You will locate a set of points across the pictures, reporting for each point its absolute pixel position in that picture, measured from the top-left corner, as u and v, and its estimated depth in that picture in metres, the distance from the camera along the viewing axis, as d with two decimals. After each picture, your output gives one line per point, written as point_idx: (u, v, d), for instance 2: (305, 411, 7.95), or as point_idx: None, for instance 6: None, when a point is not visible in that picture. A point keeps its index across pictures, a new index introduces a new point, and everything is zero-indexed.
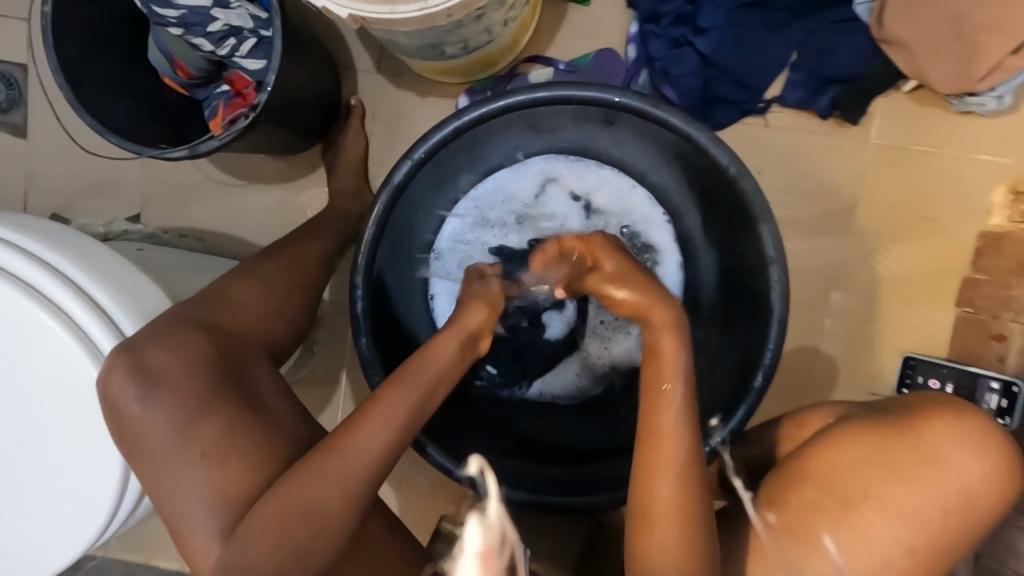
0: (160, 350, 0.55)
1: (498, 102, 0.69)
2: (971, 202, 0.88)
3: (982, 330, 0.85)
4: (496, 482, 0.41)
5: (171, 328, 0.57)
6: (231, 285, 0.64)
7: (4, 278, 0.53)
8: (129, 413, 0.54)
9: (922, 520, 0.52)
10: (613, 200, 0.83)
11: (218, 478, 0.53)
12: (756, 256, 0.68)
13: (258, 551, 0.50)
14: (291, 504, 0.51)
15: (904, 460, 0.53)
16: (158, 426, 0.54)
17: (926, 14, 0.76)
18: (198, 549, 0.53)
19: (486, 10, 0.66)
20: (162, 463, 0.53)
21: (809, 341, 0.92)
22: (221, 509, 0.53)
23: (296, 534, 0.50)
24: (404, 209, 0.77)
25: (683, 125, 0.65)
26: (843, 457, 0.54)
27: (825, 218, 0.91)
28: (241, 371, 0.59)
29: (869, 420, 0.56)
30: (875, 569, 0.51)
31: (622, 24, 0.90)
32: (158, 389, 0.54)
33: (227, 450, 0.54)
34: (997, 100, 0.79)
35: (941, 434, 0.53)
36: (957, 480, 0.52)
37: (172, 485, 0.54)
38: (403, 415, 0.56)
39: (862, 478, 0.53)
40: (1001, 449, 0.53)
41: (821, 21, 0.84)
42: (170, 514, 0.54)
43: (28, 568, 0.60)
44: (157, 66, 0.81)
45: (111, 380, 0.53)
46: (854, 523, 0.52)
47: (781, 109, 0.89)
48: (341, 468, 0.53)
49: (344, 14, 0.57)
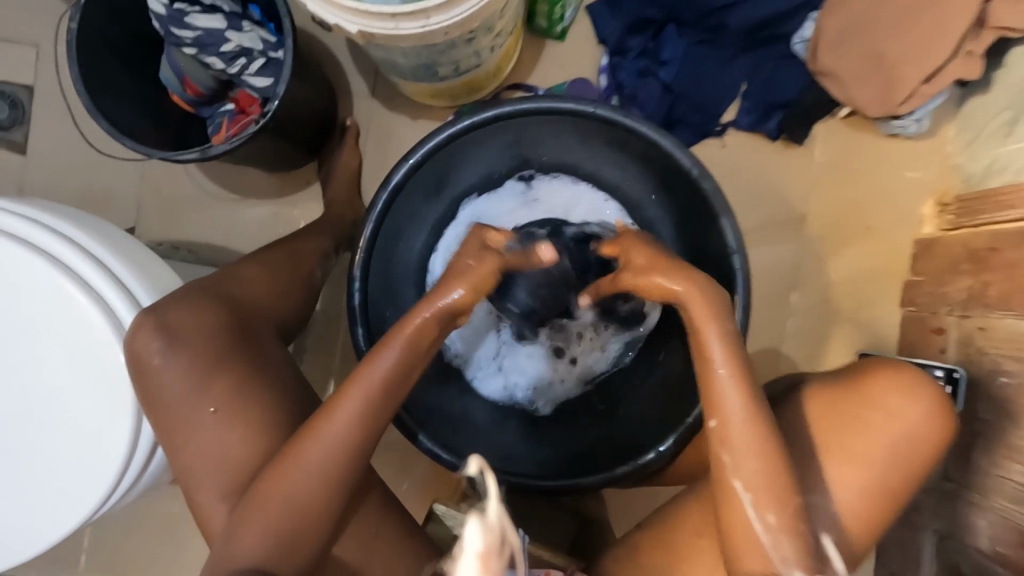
0: (182, 314, 0.61)
1: (487, 111, 0.77)
2: (904, 213, 1.00)
3: (925, 325, 0.94)
4: (496, 482, 0.40)
5: (186, 300, 0.62)
6: (239, 265, 0.70)
7: (35, 252, 0.60)
8: (153, 368, 0.59)
9: (873, 467, 0.59)
10: (589, 214, 0.89)
11: (230, 438, 0.59)
12: (720, 250, 0.76)
13: (269, 499, 0.56)
14: (298, 460, 0.56)
15: (849, 411, 0.61)
16: (175, 379, 0.59)
17: (852, 49, 0.88)
18: (207, 496, 0.59)
19: (476, 34, 0.75)
20: (179, 414, 0.59)
21: (774, 340, 1.00)
22: (231, 460, 0.59)
23: (303, 485, 0.56)
24: (399, 213, 0.82)
25: (650, 133, 0.74)
26: (806, 417, 0.63)
27: (781, 227, 1.01)
28: (242, 344, 0.62)
29: (821, 383, 0.65)
30: (835, 512, 0.59)
31: (594, 57, 1.01)
32: (178, 345, 0.59)
33: (238, 404, 0.60)
34: (916, 123, 0.92)
35: (879, 385, 0.61)
36: (898, 421, 0.59)
37: (188, 434, 0.59)
38: (384, 383, 0.58)
39: (821, 433, 0.61)
40: (936, 400, 0.60)
41: (766, 56, 0.97)
42: (184, 468, 0.60)
43: (27, 537, 0.62)
44: (168, 84, 0.88)
45: (137, 338, 0.59)
46: (817, 473, 0.60)
47: (736, 132, 1.00)
48: (334, 430, 0.56)
49: (354, 30, 0.64)
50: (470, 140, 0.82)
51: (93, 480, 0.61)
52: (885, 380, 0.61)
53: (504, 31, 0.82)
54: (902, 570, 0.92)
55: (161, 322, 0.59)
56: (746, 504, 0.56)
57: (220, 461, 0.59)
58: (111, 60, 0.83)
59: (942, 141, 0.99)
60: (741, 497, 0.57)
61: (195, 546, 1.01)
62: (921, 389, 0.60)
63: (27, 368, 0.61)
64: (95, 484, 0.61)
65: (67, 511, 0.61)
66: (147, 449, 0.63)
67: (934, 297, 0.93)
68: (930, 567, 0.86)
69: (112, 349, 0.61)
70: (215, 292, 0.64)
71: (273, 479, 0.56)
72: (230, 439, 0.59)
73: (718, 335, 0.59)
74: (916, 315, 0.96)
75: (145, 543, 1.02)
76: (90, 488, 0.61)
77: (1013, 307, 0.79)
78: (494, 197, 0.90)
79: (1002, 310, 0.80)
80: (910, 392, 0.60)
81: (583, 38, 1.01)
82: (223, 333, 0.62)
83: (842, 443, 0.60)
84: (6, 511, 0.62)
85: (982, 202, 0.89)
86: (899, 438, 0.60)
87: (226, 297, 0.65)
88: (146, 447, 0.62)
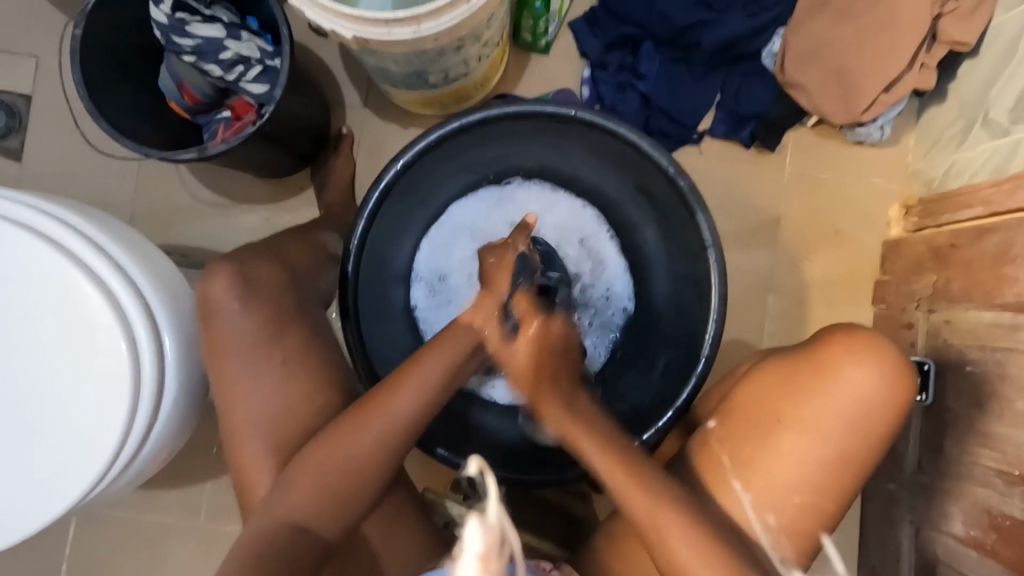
0: (259, 274, 0.69)
1: (473, 115, 0.81)
2: (871, 216, 1.05)
3: (895, 321, 0.98)
4: (495, 483, 0.40)
5: (264, 264, 0.70)
6: (284, 241, 0.77)
7: (38, 237, 0.63)
8: (226, 314, 0.66)
9: (829, 432, 0.63)
10: (568, 216, 0.91)
11: (287, 392, 0.66)
12: (697, 245, 0.81)
13: (307, 480, 0.61)
14: (333, 451, 0.62)
15: (808, 379, 0.64)
16: (244, 329, 0.66)
17: (816, 62, 0.95)
18: (254, 456, 0.65)
19: (464, 43, 0.79)
20: (242, 358, 0.66)
21: (752, 339, 1.04)
22: (287, 416, 0.65)
23: (334, 474, 0.61)
24: (391, 213, 0.86)
25: (628, 134, 0.80)
26: (763, 387, 0.66)
27: (756, 231, 1.05)
28: (300, 314, 0.70)
29: (781, 356, 0.68)
30: (796, 480, 0.63)
31: (576, 70, 1.06)
32: (251, 298, 0.67)
33: (300, 361, 0.67)
34: (880, 130, 0.99)
35: (835, 351, 0.64)
36: (855, 384, 0.63)
37: (246, 385, 0.66)
38: (437, 371, 0.65)
39: (774, 403, 0.65)
40: (888, 361, 0.63)
41: (738, 70, 1.02)
42: (234, 416, 0.66)
43: (21, 516, 0.63)
44: (166, 91, 0.91)
45: (215, 283, 0.67)
46: (777, 445, 0.64)
47: (712, 140, 1.05)
48: (377, 422, 0.63)
49: (349, 35, 0.68)
50: (458, 143, 0.85)
51: (85, 464, 0.63)
52: (840, 346, 0.64)
53: (490, 42, 0.87)
54: (883, 564, 0.93)
55: (239, 273, 0.68)
56: (747, 506, 0.64)
57: (276, 414, 0.65)
58: (113, 68, 0.87)
59: (903, 149, 1.05)
60: (742, 497, 0.64)
61: (178, 553, 1.00)
62: (876, 351, 0.64)
63: (28, 354, 0.64)
64: (88, 467, 0.63)
65: (57, 494, 0.63)
66: (142, 427, 0.65)
67: (901, 295, 0.98)
68: (909, 558, 0.88)
69: (107, 328, 0.63)
70: (279, 260, 0.73)
71: (325, 440, 0.62)
72: (285, 391, 0.66)
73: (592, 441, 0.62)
74: (886, 313, 1.00)
75: (127, 550, 1.00)
76: (82, 472, 0.63)
77: (974, 300, 0.83)
78: (477, 201, 0.90)
79: (963, 303, 0.85)
80: (867, 354, 0.63)
81: (566, 53, 1.06)
82: (283, 304, 0.69)
83: (799, 413, 0.64)
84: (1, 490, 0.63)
85: (941, 203, 0.95)
86: (857, 401, 0.63)
87: (282, 263, 0.72)
88: (140, 431, 0.65)
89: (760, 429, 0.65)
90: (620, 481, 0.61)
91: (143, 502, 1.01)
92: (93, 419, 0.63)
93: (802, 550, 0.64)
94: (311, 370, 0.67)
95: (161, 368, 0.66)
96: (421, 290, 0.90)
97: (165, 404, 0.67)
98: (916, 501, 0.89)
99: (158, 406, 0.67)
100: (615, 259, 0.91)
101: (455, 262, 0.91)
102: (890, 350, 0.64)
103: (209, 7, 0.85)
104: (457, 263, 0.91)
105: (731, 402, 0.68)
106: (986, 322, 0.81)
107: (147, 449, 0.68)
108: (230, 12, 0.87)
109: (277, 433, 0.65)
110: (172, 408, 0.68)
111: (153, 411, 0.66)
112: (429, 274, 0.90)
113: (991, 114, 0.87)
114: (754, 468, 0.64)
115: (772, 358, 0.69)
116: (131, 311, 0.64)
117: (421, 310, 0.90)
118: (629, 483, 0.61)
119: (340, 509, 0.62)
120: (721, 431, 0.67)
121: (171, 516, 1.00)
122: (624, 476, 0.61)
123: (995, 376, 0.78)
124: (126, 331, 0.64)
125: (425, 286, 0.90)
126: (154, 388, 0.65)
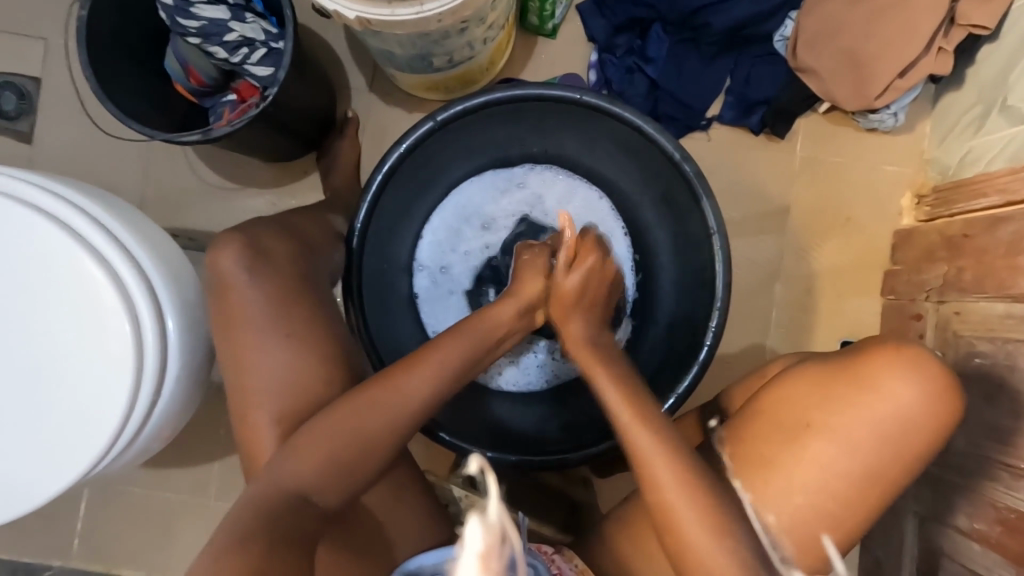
0: (272, 243, 0.69)
1: (478, 97, 0.80)
2: (882, 205, 1.03)
3: (904, 312, 0.97)
4: (496, 482, 0.37)
5: (276, 236, 0.71)
6: (291, 217, 0.76)
7: (40, 215, 0.64)
8: (237, 284, 0.66)
9: (860, 448, 0.59)
10: (582, 211, 0.91)
11: (296, 361, 0.65)
12: (700, 231, 0.80)
13: (307, 461, 0.59)
14: (335, 432, 0.60)
15: (845, 392, 0.60)
16: (257, 298, 0.66)
17: (829, 45, 0.93)
18: (256, 425, 0.65)
19: (468, 25, 0.78)
20: (252, 325, 0.65)
21: (757, 328, 1.03)
22: (285, 390, 0.65)
23: (340, 454, 0.60)
24: (393, 200, 0.85)
25: (634, 119, 0.78)
26: (791, 394, 0.63)
27: (765, 219, 1.04)
28: (308, 285, 0.69)
29: (820, 363, 0.64)
30: (812, 487, 0.60)
31: (583, 54, 1.05)
32: (263, 270, 0.67)
33: (310, 335, 0.66)
34: (893, 117, 0.97)
35: (879, 362, 0.60)
36: (895, 400, 0.59)
37: (254, 355, 0.65)
38: (457, 361, 0.66)
39: (805, 414, 0.61)
40: (936, 376, 0.59)
41: (749, 54, 1.00)
42: (244, 385, 0.65)
43: (29, 489, 0.65)
44: (172, 73, 0.91)
45: (225, 254, 0.66)
46: (801, 456, 0.61)
47: (721, 126, 1.04)
48: (387, 403, 0.62)
49: (351, 16, 0.68)
50: (463, 126, 0.84)
51: (91, 439, 0.64)
52: (884, 357, 0.60)
53: (495, 25, 0.85)
54: (885, 556, 0.93)
55: (250, 243, 0.68)
56: (747, 503, 0.61)
57: (288, 381, 0.65)
58: (119, 51, 0.87)
59: (918, 137, 1.03)
60: (742, 496, 0.62)
61: (186, 530, 1.02)
62: (923, 367, 0.59)
63: (35, 330, 0.65)
64: (92, 441, 0.64)
65: (63, 468, 0.65)
66: (146, 405, 0.66)
67: (911, 285, 0.96)
68: (912, 550, 0.87)
69: (110, 305, 0.64)
70: (291, 235, 0.72)
71: (346, 409, 0.62)
72: (297, 362, 0.65)
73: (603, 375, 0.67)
74: (896, 304, 0.99)
75: (137, 527, 1.03)
76: (86, 447, 0.64)
77: (986, 290, 0.82)
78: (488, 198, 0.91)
79: (976, 294, 0.84)
80: (909, 368, 0.59)
81: (573, 37, 1.05)
82: (296, 275, 0.69)
83: (832, 424, 0.60)
84: (11, 463, 0.65)
85: (956, 192, 0.93)
86: (895, 419, 0.59)
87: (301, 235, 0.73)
88: (143, 409, 0.66)
89: (788, 439, 0.62)
90: (629, 416, 0.62)
91: (150, 478, 1.03)
92: (96, 395, 0.64)
93: (806, 554, 0.61)
94: (323, 342, 0.67)
95: (163, 346, 0.67)
96: (424, 279, 0.91)
97: (167, 382, 0.68)
98: (923, 493, 0.87)
99: (160, 384, 0.68)
100: (625, 256, 0.89)
101: (459, 255, 0.92)
102: (939, 368, 0.60)
103: None
104: (461, 256, 0.92)
105: (760, 405, 0.65)
106: (997, 314, 0.79)
107: (150, 426, 0.69)
108: None
109: (288, 404, 0.65)
110: (174, 385, 0.69)
111: (156, 389, 0.67)
112: (432, 265, 0.91)
113: (1009, 100, 0.84)
114: (763, 471, 0.62)
115: (808, 363, 0.65)
116: (134, 287, 0.65)
117: (422, 298, 0.91)
118: (657, 460, 0.59)
119: (345, 482, 0.60)
120: (728, 434, 0.66)
121: (180, 494, 1.02)
122: (654, 449, 0.59)
123: (1005, 367, 0.76)
124: (130, 311, 0.65)
125: (427, 276, 0.91)
126: (157, 366, 0.66)
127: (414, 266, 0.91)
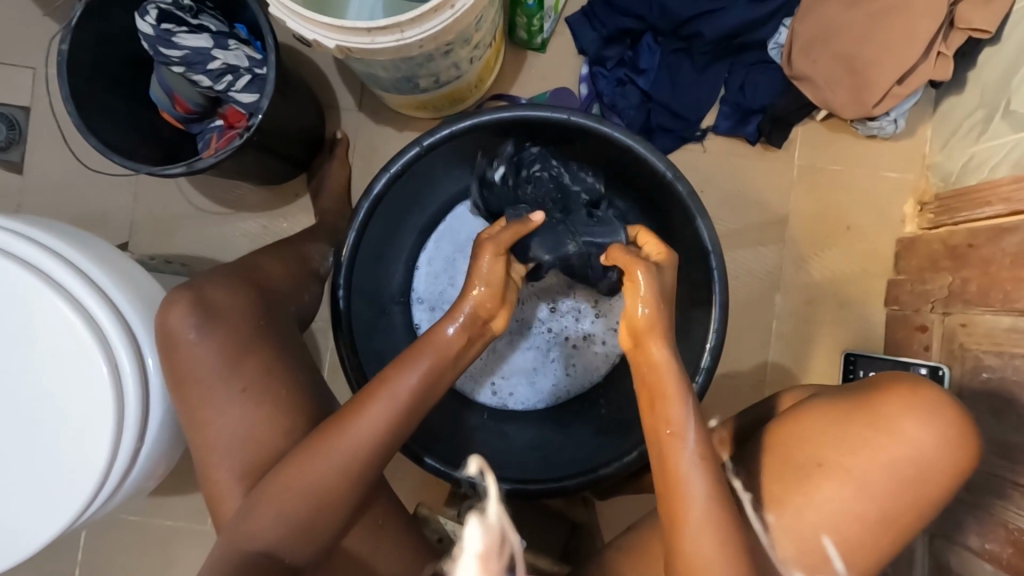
0: (218, 295, 0.66)
1: (465, 120, 0.77)
2: (884, 212, 1.01)
3: (908, 322, 0.94)
4: (495, 483, 0.42)
5: (225, 285, 0.67)
6: (260, 258, 0.75)
7: (16, 261, 0.63)
8: (184, 343, 0.64)
9: (875, 487, 0.57)
10: None
11: (255, 415, 0.63)
12: (696, 248, 0.78)
13: (263, 521, 0.59)
14: (295, 481, 0.59)
15: (861, 431, 0.58)
16: (209, 356, 0.64)
17: (823, 53, 0.91)
18: (221, 481, 0.63)
19: (453, 46, 0.76)
20: (208, 386, 0.63)
21: (758, 341, 1.01)
22: (249, 442, 0.63)
23: (300, 512, 0.59)
24: (380, 223, 0.82)
25: (625, 140, 0.75)
26: (813, 427, 0.60)
27: (763, 229, 1.02)
28: (263, 332, 0.66)
29: (835, 395, 0.62)
30: (823, 517, 0.57)
31: (574, 67, 1.03)
32: (211, 326, 0.64)
33: (266, 388, 0.64)
34: (893, 123, 0.94)
35: (896, 399, 0.58)
36: (911, 441, 0.56)
37: (212, 416, 0.63)
38: (409, 397, 0.62)
39: (816, 447, 0.59)
40: (955, 421, 0.57)
41: (743, 62, 0.98)
42: (203, 443, 0.64)
43: (13, 538, 0.64)
44: (157, 101, 0.90)
45: (173, 313, 0.64)
46: (811, 489, 0.58)
47: (716, 137, 1.02)
48: (345, 445, 0.60)
49: (332, 45, 0.67)
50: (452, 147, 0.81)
51: (75, 489, 0.64)
52: (904, 396, 0.58)
53: (481, 43, 0.84)
54: None
55: (197, 299, 0.65)
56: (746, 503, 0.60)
57: (250, 434, 0.63)
58: (103, 82, 0.86)
59: (919, 141, 1.00)
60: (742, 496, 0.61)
61: (183, 559, 1.01)
62: (941, 409, 0.57)
63: (16, 377, 0.64)
64: (75, 492, 0.64)
65: (48, 518, 0.64)
66: (128, 453, 0.66)
67: (915, 296, 0.93)
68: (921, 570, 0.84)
69: (88, 353, 0.63)
70: (246, 281, 0.69)
71: (295, 466, 0.60)
72: (254, 417, 0.63)
73: (681, 409, 0.59)
74: (899, 314, 0.96)
75: (136, 558, 1.02)
76: (71, 496, 0.64)
77: (991, 303, 0.80)
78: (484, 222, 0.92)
79: (981, 306, 0.82)
80: (929, 415, 0.57)
81: (563, 50, 1.03)
82: (246, 324, 0.66)
83: (845, 461, 0.57)
84: None
85: (959, 199, 0.90)
86: (910, 463, 0.57)
87: (252, 282, 0.70)
88: (125, 459, 0.66)
89: (799, 476, 0.58)
90: (711, 463, 0.58)
91: (150, 508, 1.02)
92: (79, 447, 0.64)
93: (805, 553, 0.58)
94: (277, 391, 0.65)
95: (146, 394, 0.66)
96: (422, 313, 0.92)
97: (151, 428, 0.67)
98: None
99: (143, 431, 0.67)
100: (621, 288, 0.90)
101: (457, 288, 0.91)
102: (956, 414, 0.57)
103: (196, 17, 0.84)
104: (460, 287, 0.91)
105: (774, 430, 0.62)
106: (1003, 327, 0.78)
107: (136, 472, 0.69)
108: (217, 20, 0.86)
109: (249, 458, 0.63)
110: (158, 433, 0.68)
111: (138, 438, 0.66)
112: (426, 297, 0.92)
113: (1012, 105, 0.82)
114: (774, 494, 0.59)
115: (821, 397, 0.62)
116: (112, 334, 0.64)
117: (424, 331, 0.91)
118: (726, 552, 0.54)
119: (308, 537, 0.60)
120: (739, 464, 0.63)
121: (178, 522, 1.02)
122: (719, 560, 0.54)
123: (1013, 382, 0.74)
124: (110, 359, 0.64)
125: (426, 308, 0.91)
126: (138, 413, 0.65)
127: (410, 297, 0.92)
